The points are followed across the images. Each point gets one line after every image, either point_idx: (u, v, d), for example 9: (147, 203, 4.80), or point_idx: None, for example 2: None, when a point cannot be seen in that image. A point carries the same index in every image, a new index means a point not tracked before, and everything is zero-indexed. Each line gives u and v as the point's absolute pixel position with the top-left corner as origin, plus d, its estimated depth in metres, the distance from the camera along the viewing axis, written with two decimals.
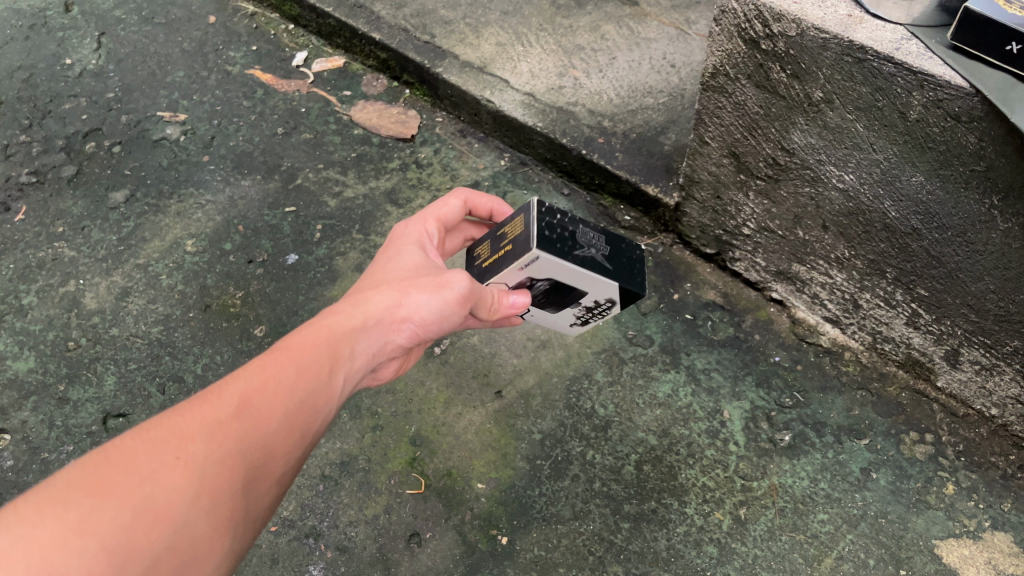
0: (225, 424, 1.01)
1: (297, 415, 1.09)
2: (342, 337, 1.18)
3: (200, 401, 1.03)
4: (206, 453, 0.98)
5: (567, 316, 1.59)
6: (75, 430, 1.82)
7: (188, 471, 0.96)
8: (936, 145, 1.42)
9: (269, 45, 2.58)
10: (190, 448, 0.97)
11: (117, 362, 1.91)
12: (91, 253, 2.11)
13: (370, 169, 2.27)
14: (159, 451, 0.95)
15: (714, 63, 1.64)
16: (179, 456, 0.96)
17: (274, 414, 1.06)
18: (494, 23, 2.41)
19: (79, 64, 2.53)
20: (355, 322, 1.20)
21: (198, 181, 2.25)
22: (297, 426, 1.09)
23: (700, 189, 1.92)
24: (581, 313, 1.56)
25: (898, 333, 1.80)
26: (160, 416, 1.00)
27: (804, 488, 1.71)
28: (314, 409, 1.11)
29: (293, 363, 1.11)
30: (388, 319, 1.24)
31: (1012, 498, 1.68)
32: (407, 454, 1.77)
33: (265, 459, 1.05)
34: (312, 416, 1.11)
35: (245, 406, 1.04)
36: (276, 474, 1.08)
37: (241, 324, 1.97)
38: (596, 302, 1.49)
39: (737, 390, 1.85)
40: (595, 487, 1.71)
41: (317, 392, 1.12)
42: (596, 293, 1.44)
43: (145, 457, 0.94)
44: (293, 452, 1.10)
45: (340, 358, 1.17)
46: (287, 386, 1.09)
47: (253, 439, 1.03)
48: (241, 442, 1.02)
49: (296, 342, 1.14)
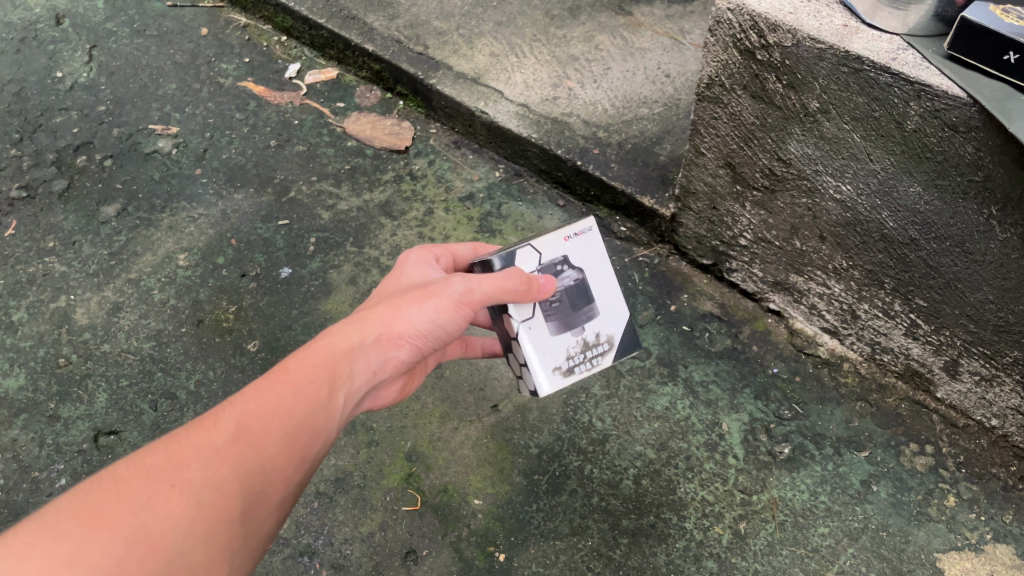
0: (221, 450, 1.01)
1: (297, 438, 1.07)
2: (341, 355, 1.15)
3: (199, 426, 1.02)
4: (202, 480, 0.98)
5: (555, 354, 1.44)
6: (65, 448, 1.79)
7: (183, 499, 0.96)
8: (933, 155, 1.41)
9: (261, 57, 2.57)
10: (186, 476, 0.97)
11: (108, 379, 1.89)
12: (82, 268, 2.09)
13: (364, 182, 2.25)
14: (153, 479, 0.96)
15: (710, 73, 1.63)
16: (173, 484, 0.96)
17: (273, 437, 1.05)
18: (488, 34, 2.40)
19: (70, 77, 2.51)
20: (355, 340, 1.17)
21: (190, 195, 2.23)
22: (297, 449, 1.08)
23: (696, 200, 1.91)
24: (572, 353, 1.45)
25: (897, 344, 1.79)
26: (159, 442, 1.01)
27: (804, 501, 1.69)
28: (314, 429, 1.09)
29: (290, 384, 1.09)
30: (388, 340, 1.21)
31: (1014, 509, 1.67)
32: (403, 470, 1.75)
33: (263, 484, 1.04)
34: (313, 436, 1.09)
35: (243, 431, 1.03)
36: (277, 498, 1.07)
37: (234, 339, 1.95)
38: (594, 339, 1.48)
39: (736, 403, 1.83)
40: (593, 502, 1.69)
41: (318, 414, 1.10)
42: (605, 318, 1.49)
43: (138, 486, 0.95)
44: (295, 475, 1.08)
45: (340, 378, 1.15)
46: (285, 407, 1.07)
47: (251, 463, 1.02)
48: (238, 468, 1.01)
49: (295, 362, 1.13)
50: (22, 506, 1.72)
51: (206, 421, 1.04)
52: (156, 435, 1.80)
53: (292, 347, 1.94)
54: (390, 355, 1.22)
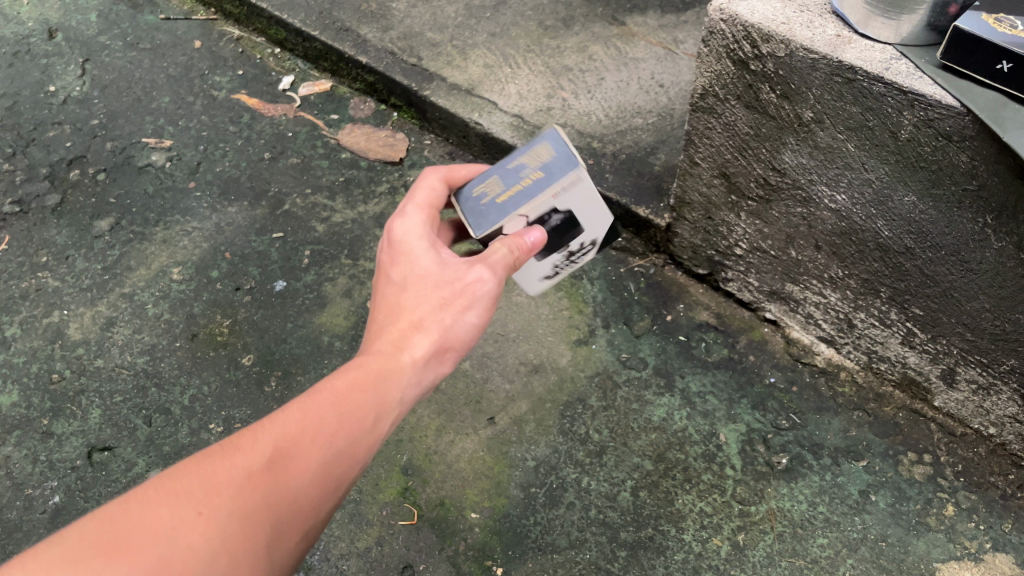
0: (253, 476, 0.99)
1: (331, 470, 1.05)
2: (389, 377, 1.12)
3: (234, 446, 1.01)
4: (228, 510, 0.97)
5: (539, 272, 1.59)
6: (59, 465, 1.78)
7: (207, 528, 0.95)
8: (928, 165, 1.41)
9: (255, 69, 2.56)
10: (214, 503, 0.96)
11: (102, 396, 1.88)
12: (75, 283, 2.08)
13: (358, 194, 2.25)
14: (180, 505, 0.95)
15: (703, 84, 1.63)
16: (200, 512, 0.95)
17: (308, 466, 1.03)
18: (482, 44, 2.40)
19: (63, 91, 2.51)
20: (396, 359, 1.13)
21: (184, 209, 2.23)
22: (331, 483, 1.05)
23: (691, 210, 1.91)
24: (558, 265, 1.59)
25: (893, 352, 1.79)
26: (191, 461, 1.00)
27: (802, 512, 1.68)
28: (348, 462, 1.07)
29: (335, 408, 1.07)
30: (437, 353, 1.17)
31: (1013, 518, 1.66)
32: (399, 484, 1.74)
33: (293, 513, 1.02)
34: (347, 467, 1.07)
35: (278, 455, 1.01)
36: (305, 526, 1.04)
37: (229, 353, 1.94)
38: (579, 247, 1.55)
39: (733, 413, 1.83)
40: (591, 514, 1.68)
41: (358, 442, 1.07)
42: (592, 228, 1.50)
43: (166, 509, 0.94)
44: (327, 504, 1.07)
45: (385, 403, 1.11)
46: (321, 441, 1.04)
47: (282, 493, 1.00)
48: (269, 496, 0.99)
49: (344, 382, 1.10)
50: (15, 524, 1.70)
51: (244, 440, 1.02)
52: (151, 451, 1.79)
53: (287, 360, 1.93)
54: (434, 371, 1.18)
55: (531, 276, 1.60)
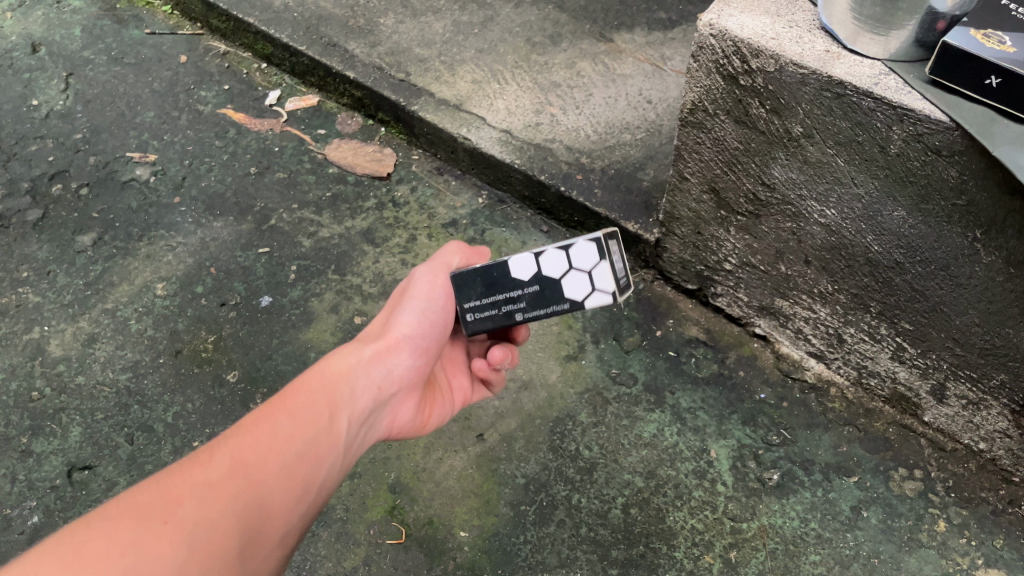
0: (216, 485, 0.99)
1: (297, 466, 1.08)
2: (338, 378, 1.19)
3: (193, 461, 1.01)
4: (194, 517, 0.95)
5: None
6: (38, 484, 1.74)
7: (174, 539, 0.92)
8: (917, 179, 1.41)
9: (241, 85, 2.55)
10: (179, 513, 0.94)
11: (83, 413, 1.84)
12: (56, 299, 2.05)
13: (345, 209, 2.23)
14: (143, 519, 0.92)
15: (692, 99, 1.63)
16: (165, 521, 0.93)
17: (273, 465, 1.05)
18: (469, 60, 2.40)
19: (46, 105, 2.48)
20: (348, 361, 1.22)
21: (168, 223, 2.20)
22: (296, 481, 1.08)
23: (680, 225, 1.90)
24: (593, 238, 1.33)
25: (883, 367, 1.79)
26: (147, 481, 0.97)
27: (794, 528, 1.67)
28: (315, 457, 1.10)
29: (289, 411, 1.11)
30: (385, 349, 1.26)
31: (1004, 534, 1.66)
32: (387, 502, 1.71)
33: (261, 514, 1.03)
34: (314, 462, 1.10)
35: (238, 463, 1.03)
36: (275, 536, 1.05)
37: (214, 369, 1.91)
38: None
39: (723, 429, 1.82)
40: (581, 532, 1.66)
41: (318, 441, 1.11)
42: None
43: (127, 525, 0.91)
44: (295, 509, 1.08)
45: (341, 399, 1.18)
46: (281, 439, 1.08)
47: (248, 495, 1.01)
48: (234, 503, 1.00)
49: (294, 390, 1.15)
50: None
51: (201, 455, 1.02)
52: (132, 470, 1.76)
53: (272, 377, 1.90)
54: (389, 367, 1.26)
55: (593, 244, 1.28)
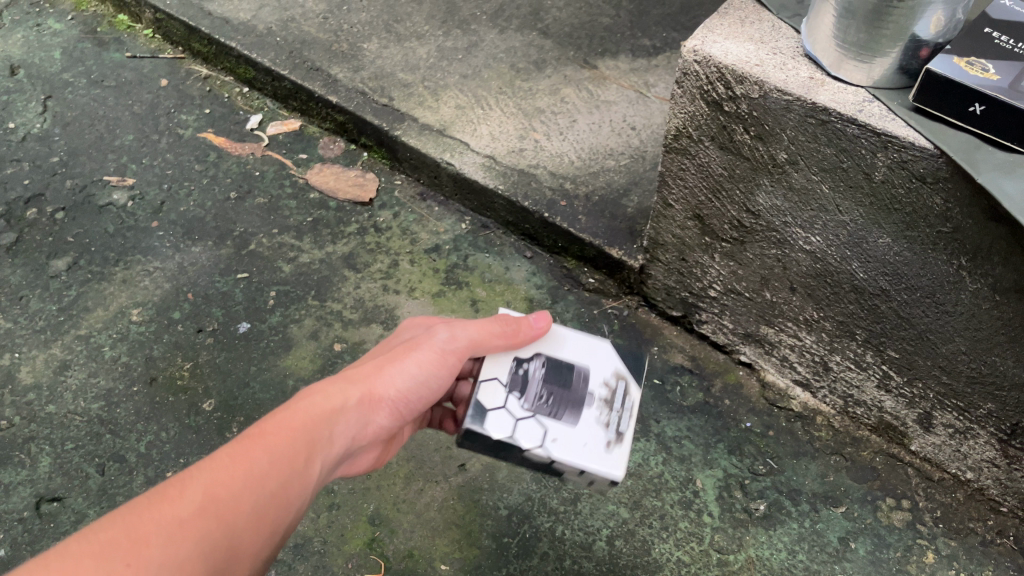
0: (185, 524, 0.96)
1: (266, 510, 1.03)
2: (322, 418, 1.12)
3: (166, 495, 0.97)
4: (159, 559, 0.93)
5: (594, 440, 1.30)
6: (5, 517, 1.69)
7: None
8: (902, 206, 1.41)
9: (222, 109, 2.53)
10: (143, 554, 0.92)
11: (53, 443, 1.79)
12: (29, 324, 2.00)
13: (327, 234, 2.20)
14: (107, 558, 0.90)
15: (677, 125, 1.62)
16: (128, 563, 0.91)
17: (242, 509, 1.01)
18: (453, 86, 2.39)
19: (23, 128, 2.45)
20: (336, 401, 1.15)
21: (146, 248, 2.16)
22: (265, 523, 1.04)
23: (665, 251, 1.89)
24: (608, 405, 1.35)
25: (870, 396, 1.77)
26: (116, 512, 0.95)
27: (781, 560, 1.65)
28: (282, 501, 1.05)
29: (265, 449, 1.06)
30: (369, 399, 1.20)
31: (992, 566, 1.64)
32: (366, 534, 1.67)
33: (227, 556, 0.99)
34: (281, 509, 1.05)
35: (210, 502, 0.99)
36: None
37: (190, 398, 1.87)
38: (606, 388, 1.36)
39: (709, 458, 1.79)
40: (565, 565, 1.63)
41: (287, 486, 1.06)
42: (597, 366, 1.38)
43: (90, 564, 0.89)
44: (258, 554, 1.04)
45: (318, 443, 1.11)
46: (253, 481, 1.03)
47: (215, 539, 0.98)
48: (201, 544, 0.96)
49: (274, 422, 1.09)
50: None
51: (173, 488, 0.99)
52: (103, 501, 1.71)
53: (249, 406, 1.86)
54: (370, 420, 1.20)
55: (595, 453, 1.29)
